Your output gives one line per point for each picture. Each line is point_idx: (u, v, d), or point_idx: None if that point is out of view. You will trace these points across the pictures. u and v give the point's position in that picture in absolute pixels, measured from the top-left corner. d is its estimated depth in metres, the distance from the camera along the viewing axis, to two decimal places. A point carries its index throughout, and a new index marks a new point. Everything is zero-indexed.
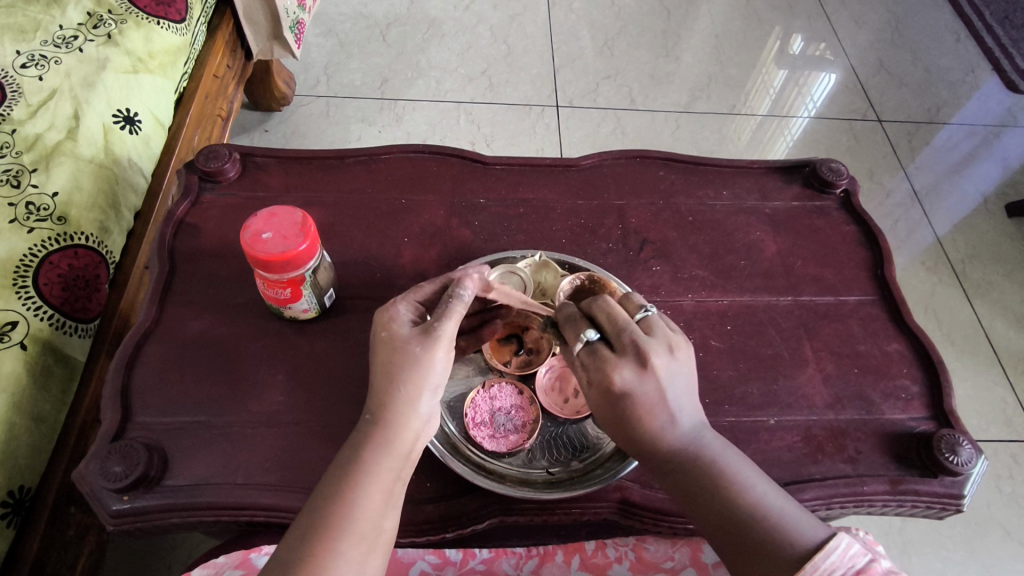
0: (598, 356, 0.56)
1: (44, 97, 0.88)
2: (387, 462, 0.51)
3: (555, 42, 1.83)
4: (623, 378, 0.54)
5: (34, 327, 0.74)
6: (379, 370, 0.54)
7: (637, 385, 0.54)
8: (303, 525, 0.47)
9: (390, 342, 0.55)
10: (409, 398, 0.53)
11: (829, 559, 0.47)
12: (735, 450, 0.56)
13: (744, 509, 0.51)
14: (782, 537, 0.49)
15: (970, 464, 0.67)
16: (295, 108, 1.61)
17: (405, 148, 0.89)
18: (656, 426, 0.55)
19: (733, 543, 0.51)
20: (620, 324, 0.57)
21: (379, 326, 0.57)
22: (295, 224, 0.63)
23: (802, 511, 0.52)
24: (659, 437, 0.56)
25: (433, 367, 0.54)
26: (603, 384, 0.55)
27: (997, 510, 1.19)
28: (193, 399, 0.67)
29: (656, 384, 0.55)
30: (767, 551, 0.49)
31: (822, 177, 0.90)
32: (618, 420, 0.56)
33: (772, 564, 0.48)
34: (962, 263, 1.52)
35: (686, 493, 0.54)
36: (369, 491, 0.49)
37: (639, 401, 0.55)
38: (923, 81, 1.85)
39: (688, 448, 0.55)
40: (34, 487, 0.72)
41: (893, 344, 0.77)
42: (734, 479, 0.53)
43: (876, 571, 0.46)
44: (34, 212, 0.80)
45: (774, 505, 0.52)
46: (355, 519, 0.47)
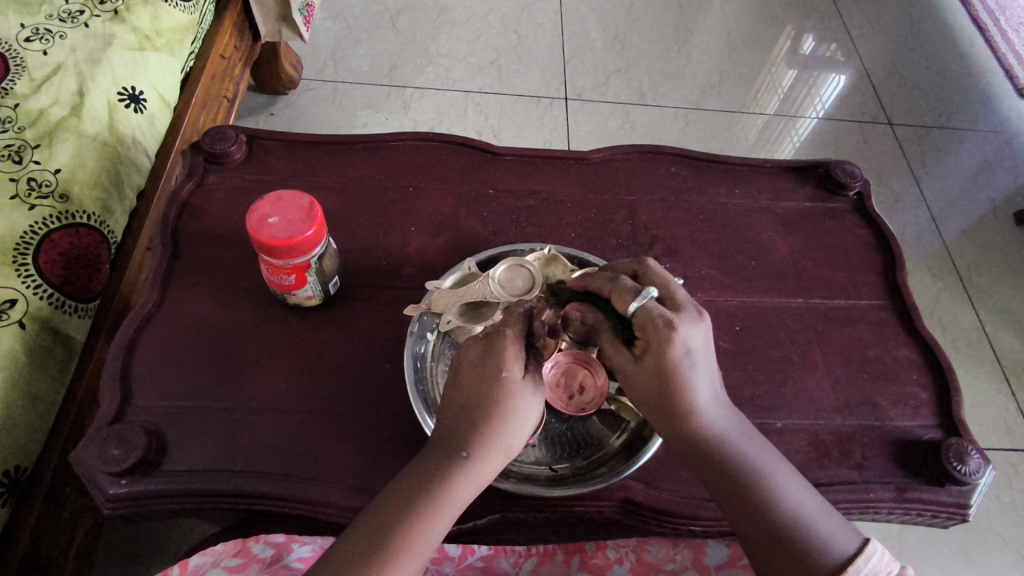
0: (661, 312, 0.55)
1: (49, 72, 0.86)
2: (462, 500, 0.52)
3: (566, 33, 1.81)
4: (687, 335, 0.54)
5: (33, 306, 0.73)
6: (477, 402, 0.54)
7: (695, 345, 0.54)
8: (370, 538, 0.49)
9: (504, 387, 0.54)
10: (499, 444, 0.54)
11: (869, 563, 0.48)
12: (768, 446, 0.57)
13: (782, 508, 0.52)
14: (817, 541, 0.50)
15: (978, 473, 0.66)
16: (302, 92, 1.59)
17: (414, 135, 0.87)
18: (698, 403, 0.55)
19: (768, 540, 0.51)
20: (670, 288, 0.58)
21: (496, 359, 0.55)
22: (302, 209, 0.62)
23: (832, 513, 0.52)
24: (700, 418, 0.55)
25: (528, 422, 0.55)
26: (666, 339, 0.54)
27: (995, 518, 1.18)
28: (193, 384, 0.66)
29: (707, 350, 0.55)
30: (803, 552, 0.49)
31: (836, 178, 0.89)
32: (662, 388, 0.55)
33: (807, 564, 0.49)
34: (968, 269, 1.51)
35: (721, 482, 0.54)
36: (438, 523, 0.51)
37: (693, 363, 0.54)
38: (935, 85, 1.83)
39: (730, 440, 0.55)
40: (29, 467, 0.71)
41: (903, 350, 0.76)
42: (771, 476, 0.54)
43: None
44: (36, 188, 0.78)
45: (810, 507, 0.52)
46: (419, 549, 0.49)
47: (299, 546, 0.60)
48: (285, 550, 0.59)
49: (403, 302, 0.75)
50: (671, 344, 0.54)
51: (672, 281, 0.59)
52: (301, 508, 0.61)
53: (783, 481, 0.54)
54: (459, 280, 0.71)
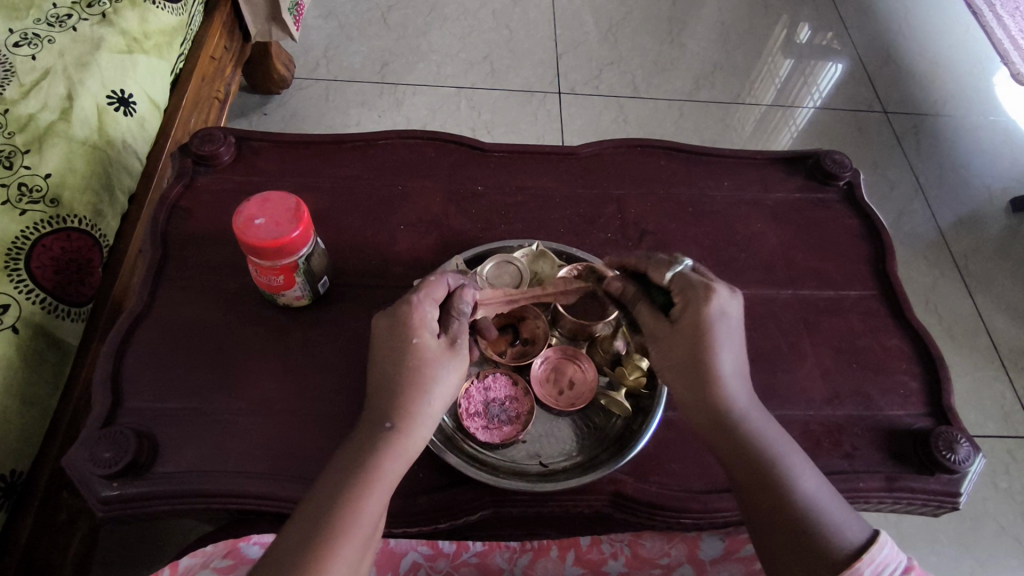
0: (696, 278, 0.59)
1: (37, 77, 0.86)
2: (395, 472, 0.52)
3: (559, 27, 1.80)
4: (721, 300, 0.57)
5: (25, 311, 0.74)
6: (395, 374, 0.54)
7: (726, 311, 0.57)
8: (304, 523, 0.47)
9: (417, 352, 0.55)
10: (422, 411, 0.53)
11: (882, 553, 0.48)
12: (785, 436, 0.56)
13: (799, 496, 0.52)
14: (831, 531, 0.49)
15: (967, 462, 0.67)
16: (294, 91, 1.59)
17: (402, 133, 0.87)
18: (724, 378, 0.56)
19: (781, 525, 0.51)
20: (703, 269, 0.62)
21: (404, 330, 0.56)
22: (288, 210, 0.62)
23: (842, 505, 0.52)
24: (727, 395, 0.56)
25: (449, 385, 0.55)
26: (702, 296, 0.57)
27: (992, 505, 1.19)
28: (184, 385, 0.67)
29: (737, 322, 0.58)
30: (815, 541, 0.49)
31: (826, 168, 0.89)
32: (693, 347, 0.56)
33: (820, 550, 0.48)
34: (965, 257, 1.51)
35: (746, 464, 0.54)
36: (376, 497, 0.50)
37: (727, 326, 0.57)
38: (930, 72, 1.83)
39: (753, 421, 0.55)
40: (25, 470, 0.71)
41: (893, 340, 0.77)
42: (789, 463, 0.54)
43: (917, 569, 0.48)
44: (26, 193, 0.79)
45: (822, 498, 0.52)
46: (359, 524, 0.48)
47: None
48: None
49: (392, 300, 0.75)
50: (707, 305, 0.56)
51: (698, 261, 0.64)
52: (294, 508, 0.62)
53: (798, 468, 0.54)
54: None
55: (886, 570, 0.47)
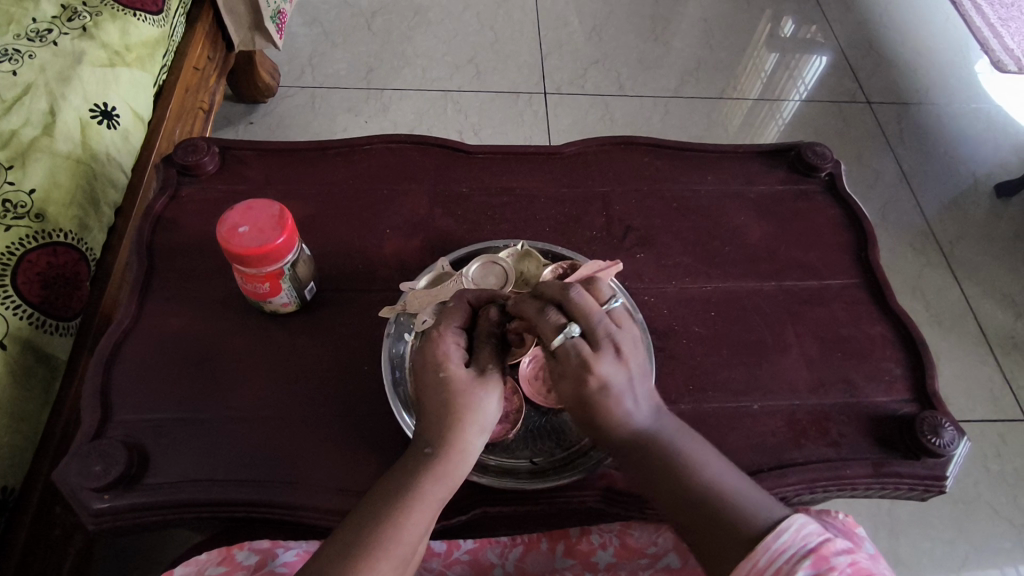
0: (577, 352, 0.54)
1: (19, 92, 0.86)
2: (437, 496, 0.52)
3: (543, 28, 1.81)
4: (603, 373, 0.54)
5: (13, 327, 0.74)
6: (433, 405, 0.55)
7: (612, 380, 0.54)
8: (341, 546, 0.48)
9: (451, 384, 0.54)
10: (464, 438, 0.54)
11: (780, 539, 0.47)
12: (693, 434, 0.58)
13: (709, 487, 0.53)
14: (741, 515, 0.50)
15: (952, 446, 0.68)
16: (280, 99, 1.59)
17: (385, 138, 0.88)
18: (620, 415, 0.56)
19: (691, 527, 0.52)
20: (592, 319, 0.55)
21: (436, 361, 0.56)
22: (272, 217, 0.63)
23: (759, 490, 0.53)
24: (625, 425, 0.56)
25: (488, 411, 0.55)
26: (581, 376, 0.54)
27: (985, 488, 1.20)
28: (174, 395, 0.67)
29: (626, 377, 0.55)
30: (723, 530, 0.50)
31: (807, 160, 0.90)
32: (586, 410, 0.56)
33: (731, 534, 0.50)
34: (951, 244, 1.52)
35: (648, 479, 0.55)
36: (415, 521, 0.50)
37: (613, 393, 0.55)
38: (913, 62, 1.84)
39: (653, 435, 0.56)
40: (18, 486, 0.72)
41: (877, 328, 0.77)
42: (696, 460, 0.55)
43: (826, 550, 0.45)
44: (11, 209, 0.79)
45: (732, 486, 0.53)
46: (400, 546, 0.49)
47: (283, 551, 0.61)
48: (269, 556, 0.60)
49: (380, 304, 0.75)
50: (586, 381, 0.54)
51: (592, 306, 0.55)
52: (285, 512, 0.62)
53: (704, 464, 0.55)
54: (433, 280, 0.73)
55: (782, 555, 0.46)
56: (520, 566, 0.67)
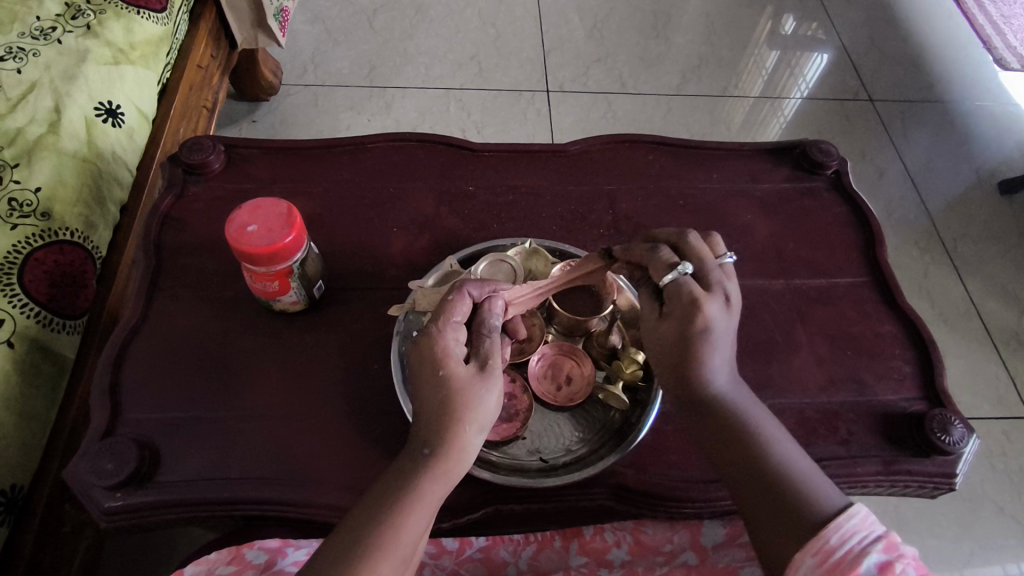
0: (689, 289, 0.57)
1: (24, 91, 0.86)
2: (435, 495, 0.52)
3: (545, 26, 1.81)
4: (710, 316, 0.56)
5: (20, 326, 0.74)
6: (431, 403, 0.54)
7: (716, 325, 0.56)
8: (338, 546, 0.48)
9: (448, 382, 0.54)
10: (462, 437, 0.53)
11: (850, 521, 0.47)
12: (767, 412, 0.58)
13: (775, 465, 0.53)
14: (807, 499, 0.50)
15: (962, 443, 0.68)
16: (283, 97, 1.59)
17: (392, 136, 0.88)
18: (709, 372, 0.56)
19: (757, 499, 0.52)
20: (706, 264, 0.59)
21: (434, 359, 0.55)
22: (281, 216, 0.63)
23: (824, 479, 0.52)
24: (714, 387, 0.56)
25: (487, 408, 0.54)
26: (688, 315, 0.56)
27: (989, 485, 1.20)
28: (183, 394, 0.67)
29: (730, 328, 0.57)
30: (793, 507, 0.50)
31: (813, 158, 0.89)
32: (679, 355, 0.57)
33: (799, 514, 0.49)
34: (955, 241, 1.52)
35: (721, 443, 0.55)
36: (413, 522, 0.50)
37: (715, 339, 0.56)
38: (915, 59, 1.84)
39: (733, 401, 0.56)
40: (26, 485, 0.72)
41: (885, 325, 0.77)
42: (766, 435, 0.55)
43: (896, 538, 0.45)
44: (17, 208, 0.79)
45: (802, 467, 0.53)
46: (398, 546, 0.49)
47: (293, 551, 0.61)
48: (279, 555, 0.60)
49: (387, 303, 0.75)
50: (693, 321, 0.55)
51: (709, 253, 0.59)
52: (296, 511, 0.62)
53: (776, 440, 0.55)
54: (442, 278, 0.73)
55: (854, 536, 0.46)
56: (533, 564, 0.66)
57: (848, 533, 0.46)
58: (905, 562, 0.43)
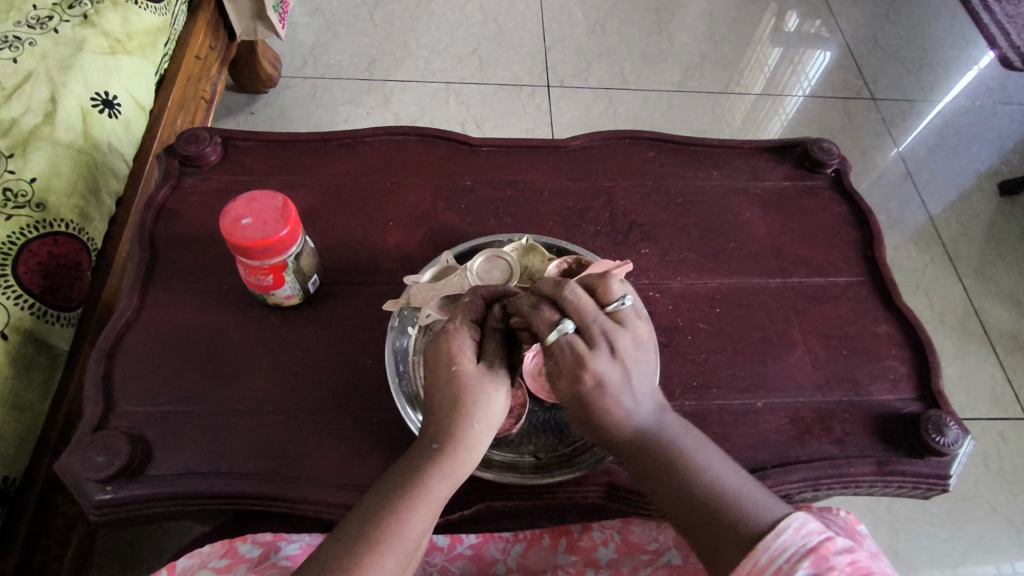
0: (570, 347, 0.53)
1: (19, 80, 0.85)
2: (442, 492, 0.52)
3: (546, 21, 1.80)
4: (597, 370, 0.53)
5: (14, 316, 0.74)
6: (443, 400, 0.54)
7: (609, 376, 0.53)
8: (345, 539, 0.48)
9: (463, 378, 0.54)
10: (471, 434, 0.54)
11: (780, 538, 0.47)
12: (697, 432, 0.57)
13: (707, 492, 0.52)
14: (741, 518, 0.50)
15: (957, 445, 0.67)
16: (282, 90, 1.58)
17: (389, 130, 0.87)
18: (620, 415, 0.55)
19: (693, 529, 0.52)
20: (587, 317, 0.53)
21: (447, 354, 0.55)
22: (276, 209, 0.62)
23: (766, 491, 0.53)
24: (627, 424, 0.55)
25: (497, 407, 0.55)
26: (575, 372, 0.53)
27: (984, 487, 1.20)
28: (176, 387, 0.67)
29: (622, 375, 0.54)
30: (722, 531, 0.50)
31: (813, 157, 0.89)
32: (583, 413, 0.55)
33: (733, 539, 0.49)
34: (954, 242, 1.52)
35: (647, 475, 0.55)
36: (418, 518, 0.50)
37: (606, 394, 0.54)
38: (918, 59, 1.83)
39: (659, 436, 0.56)
40: (19, 476, 0.72)
41: (882, 326, 0.77)
42: (699, 464, 0.54)
43: (827, 549, 0.45)
44: (11, 198, 0.78)
45: (737, 488, 0.53)
46: (403, 541, 0.49)
47: (287, 544, 0.61)
48: (272, 548, 0.60)
49: (383, 298, 0.75)
50: (580, 378, 0.53)
51: (588, 304, 0.53)
52: (289, 506, 0.62)
53: (704, 463, 0.54)
54: (437, 274, 0.72)
55: (784, 552, 0.46)
56: (521, 562, 0.67)
57: (777, 552, 0.46)
58: (834, 574, 0.43)
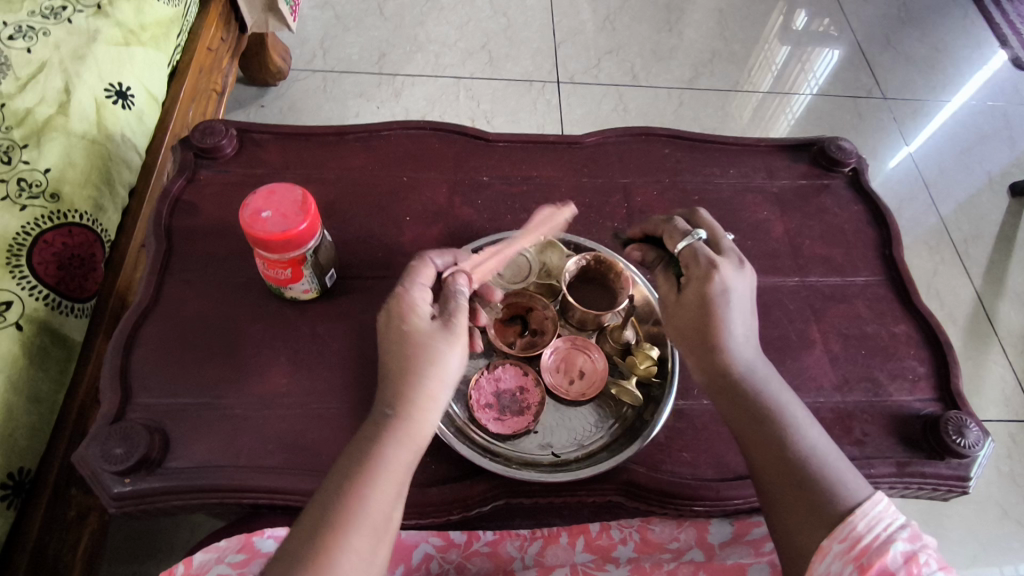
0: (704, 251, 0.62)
1: (34, 71, 0.83)
2: (403, 457, 0.50)
3: (556, 16, 1.79)
4: (727, 276, 0.60)
5: (29, 307, 0.73)
6: (395, 364, 0.53)
7: (733, 287, 0.60)
8: (309, 522, 0.46)
9: (411, 336, 0.54)
10: (425, 394, 0.52)
11: (875, 508, 0.48)
12: (792, 393, 0.58)
13: (799, 447, 0.53)
14: (831, 487, 0.50)
15: (977, 446, 0.67)
16: (292, 83, 1.57)
17: (404, 124, 0.86)
18: (729, 341, 0.58)
19: (779, 480, 0.52)
20: (717, 237, 0.65)
21: (397, 319, 0.56)
22: (296, 203, 0.62)
23: (848, 467, 0.52)
24: (731, 355, 0.58)
25: (451, 361, 0.54)
26: (707, 274, 0.60)
27: (994, 489, 1.20)
28: (193, 380, 0.66)
29: (743, 293, 0.61)
30: (816, 495, 0.49)
31: (831, 155, 0.88)
32: (699, 323, 0.60)
33: (826, 500, 0.49)
34: (965, 243, 1.51)
35: (743, 418, 0.56)
36: (382, 487, 0.48)
37: (728, 302, 0.59)
38: (929, 58, 1.82)
39: (755, 376, 0.57)
40: (33, 468, 0.71)
41: (901, 326, 0.77)
42: (789, 418, 0.55)
43: (917, 530, 0.46)
44: (26, 188, 0.77)
45: (823, 448, 0.53)
46: (369, 513, 0.46)
47: None
48: None
49: None
50: (711, 281, 0.60)
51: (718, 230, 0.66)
52: (306, 500, 0.61)
53: (800, 420, 0.55)
54: None
55: (877, 525, 0.47)
56: (539, 559, 0.66)
57: (874, 521, 0.47)
58: (930, 551, 0.44)
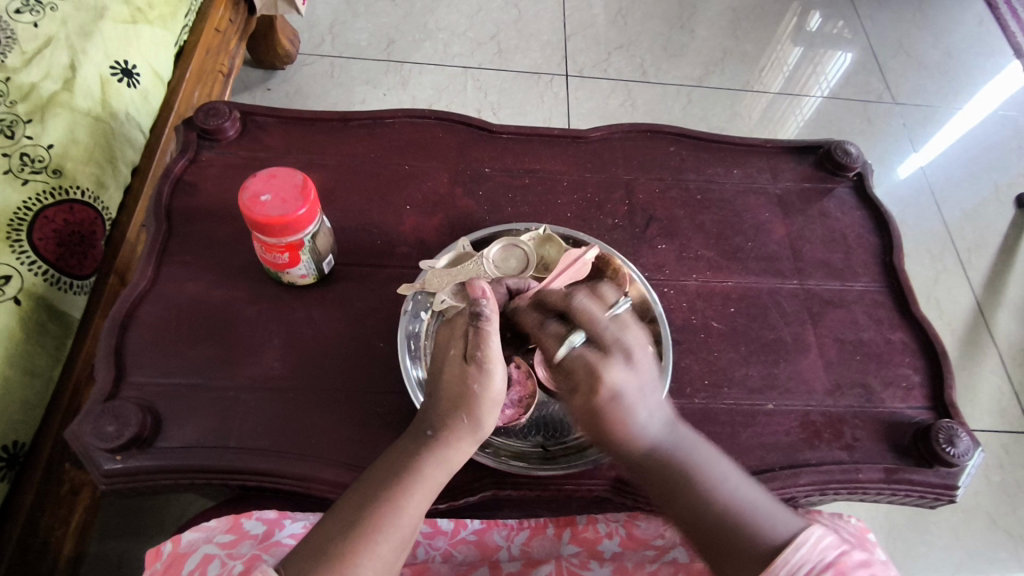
0: (583, 360, 0.53)
1: (39, 46, 0.83)
2: (435, 477, 0.52)
3: (568, 8, 1.78)
4: (613, 380, 0.52)
5: (27, 283, 0.73)
6: (440, 389, 0.55)
7: (624, 387, 0.52)
8: (341, 524, 0.47)
9: (455, 361, 0.55)
10: (463, 418, 0.54)
11: (797, 552, 0.46)
12: (716, 449, 0.56)
13: (723, 509, 0.50)
14: (762, 533, 0.48)
15: (967, 456, 0.67)
16: (299, 67, 1.57)
17: (408, 112, 0.86)
18: (635, 429, 0.53)
19: (707, 542, 0.50)
20: (598, 326, 0.54)
21: (444, 344, 0.57)
22: (295, 187, 0.62)
23: (781, 507, 0.51)
24: (641, 440, 0.54)
25: (492, 385, 0.54)
26: (592, 388, 0.52)
27: (984, 498, 1.20)
28: (188, 361, 0.67)
29: (640, 384, 0.53)
30: (742, 547, 0.48)
31: (836, 159, 0.88)
32: (595, 424, 0.54)
33: (749, 551, 0.47)
34: (968, 252, 1.50)
35: (662, 492, 0.53)
36: (412, 501, 0.50)
37: (626, 403, 0.52)
38: (943, 64, 1.81)
39: (671, 452, 0.54)
40: (28, 441, 0.72)
41: (897, 334, 0.77)
42: (716, 481, 0.52)
43: (846, 562, 0.44)
44: (28, 163, 0.77)
45: (753, 503, 0.51)
46: (397, 526, 0.48)
47: (290, 522, 0.61)
48: (276, 526, 0.61)
49: (396, 281, 0.75)
50: (598, 393, 0.52)
51: (596, 312, 0.55)
52: (294, 484, 0.62)
53: (725, 481, 0.52)
54: (454, 259, 0.72)
55: (800, 570, 0.45)
56: (525, 550, 0.67)
57: (796, 566, 0.45)
58: None
